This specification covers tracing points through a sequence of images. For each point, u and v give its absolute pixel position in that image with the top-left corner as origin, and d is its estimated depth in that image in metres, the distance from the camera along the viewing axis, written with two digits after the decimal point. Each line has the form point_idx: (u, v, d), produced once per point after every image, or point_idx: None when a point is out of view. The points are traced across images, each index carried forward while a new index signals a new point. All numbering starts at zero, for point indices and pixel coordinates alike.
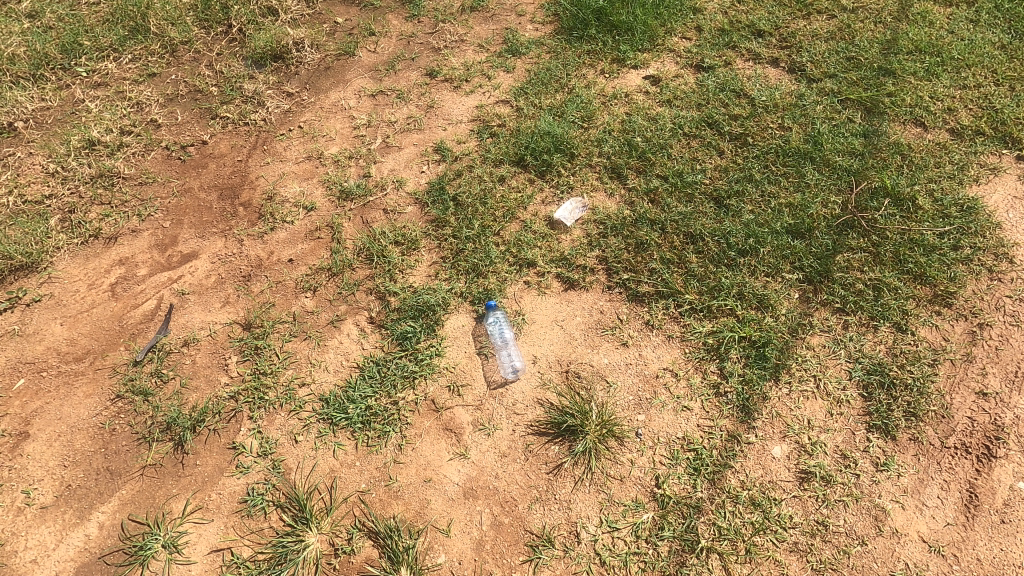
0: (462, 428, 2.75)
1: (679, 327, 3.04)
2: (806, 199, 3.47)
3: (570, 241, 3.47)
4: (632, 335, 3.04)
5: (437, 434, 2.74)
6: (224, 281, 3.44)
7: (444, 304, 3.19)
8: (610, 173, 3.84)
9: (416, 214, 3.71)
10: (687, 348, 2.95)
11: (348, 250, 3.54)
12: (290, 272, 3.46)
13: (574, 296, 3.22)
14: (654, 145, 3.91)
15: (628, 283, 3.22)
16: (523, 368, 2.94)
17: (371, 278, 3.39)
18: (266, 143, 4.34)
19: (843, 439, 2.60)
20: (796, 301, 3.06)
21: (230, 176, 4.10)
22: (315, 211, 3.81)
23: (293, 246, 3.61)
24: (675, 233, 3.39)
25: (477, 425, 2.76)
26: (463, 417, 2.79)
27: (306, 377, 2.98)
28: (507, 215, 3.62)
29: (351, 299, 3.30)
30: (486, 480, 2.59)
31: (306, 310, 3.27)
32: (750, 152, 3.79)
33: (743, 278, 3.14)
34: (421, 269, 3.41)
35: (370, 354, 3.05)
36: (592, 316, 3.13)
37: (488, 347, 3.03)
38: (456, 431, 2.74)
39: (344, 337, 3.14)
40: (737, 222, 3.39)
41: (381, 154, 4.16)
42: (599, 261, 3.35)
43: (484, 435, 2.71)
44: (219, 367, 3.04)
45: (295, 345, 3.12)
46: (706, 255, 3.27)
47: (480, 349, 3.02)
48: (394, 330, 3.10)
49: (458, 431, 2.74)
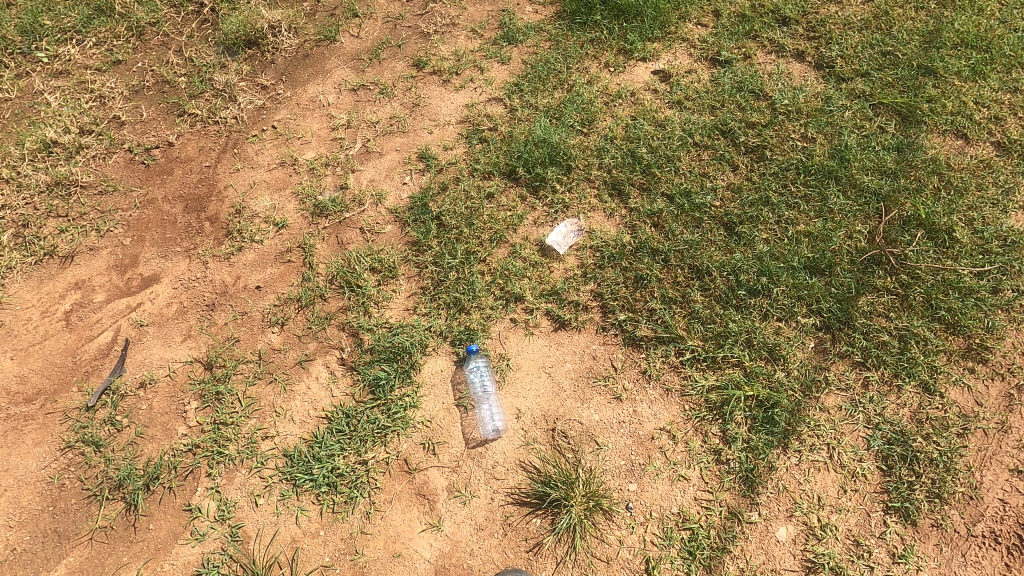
0: (435, 493, 2.52)
1: (679, 379, 2.75)
2: (828, 228, 3.10)
3: (562, 271, 3.14)
4: (627, 387, 2.75)
5: (409, 501, 2.51)
6: (186, 311, 3.17)
7: (421, 346, 2.91)
8: (610, 189, 3.46)
9: (395, 235, 3.39)
10: (687, 405, 2.68)
11: (320, 277, 3.24)
12: (256, 302, 3.17)
13: (564, 338, 2.93)
14: (661, 157, 3.52)
15: (625, 325, 2.91)
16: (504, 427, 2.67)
17: (343, 311, 3.10)
18: (237, 145, 3.98)
19: (856, 523, 2.34)
20: (811, 352, 2.75)
21: (197, 185, 3.76)
22: (286, 228, 3.49)
23: (260, 270, 3.31)
24: (679, 265, 3.05)
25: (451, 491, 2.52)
26: (436, 480, 2.56)
27: (269, 428, 2.75)
28: (494, 239, 3.28)
29: (321, 336, 3.02)
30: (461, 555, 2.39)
31: (273, 348, 3.00)
32: (768, 168, 3.39)
33: (753, 324, 2.82)
34: (398, 301, 3.11)
35: (340, 402, 2.80)
36: (583, 363, 2.84)
37: (466, 399, 2.75)
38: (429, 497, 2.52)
39: (312, 381, 2.88)
40: (749, 255, 3.04)
41: (360, 161, 3.80)
42: (593, 297, 3.03)
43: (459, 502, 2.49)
44: (177, 414, 2.81)
45: (259, 390, 2.87)
46: (712, 294, 2.95)
47: (459, 401, 2.75)
48: (366, 375, 2.84)
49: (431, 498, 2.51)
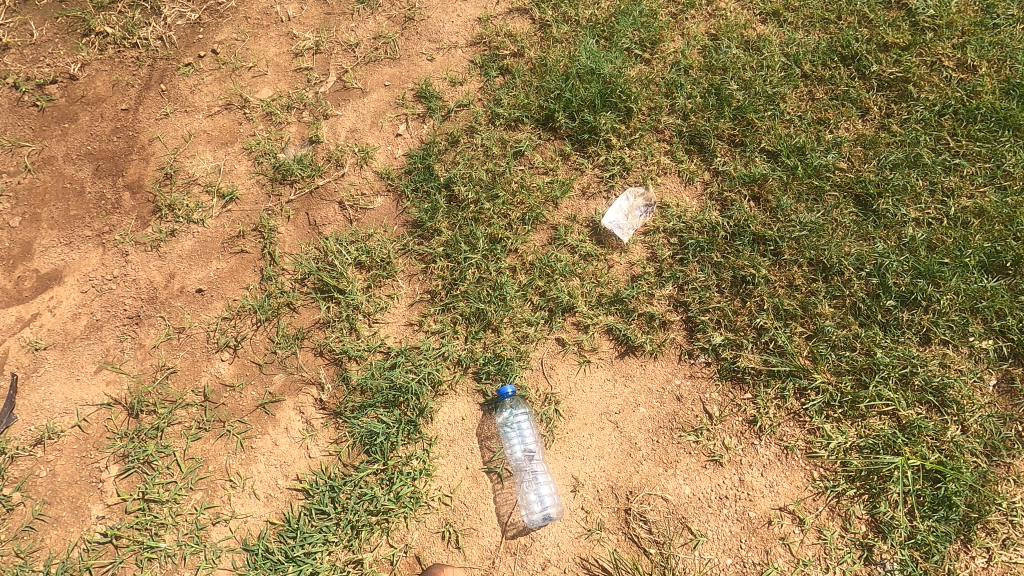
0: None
1: (803, 433, 1.94)
2: (1010, 203, 2.15)
3: (626, 268, 2.24)
4: (729, 445, 1.94)
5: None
6: (99, 327, 2.26)
7: (433, 382, 2.09)
8: (688, 144, 2.47)
9: (388, 212, 2.43)
10: (816, 474, 1.88)
11: (286, 276, 2.32)
12: (198, 315, 2.27)
13: (634, 369, 2.07)
14: (758, 96, 2.49)
15: (721, 351, 2.05)
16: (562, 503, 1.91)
17: (321, 328, 2.22)
18: (165, 79, 2.85)
19: None
20: (993, 395, 1.93)
21: (111, 137, 2.71)
22: (235, 202, 2.51)
23: (203, 265, 2.37)
24: (796, 261, 2.14)
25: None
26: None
27: (222, 507, 1.95)
28: (528, 220, 2.35)
29: (291, 365, 2.16)
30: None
31: (223, 384, 2.14)
32: (912, 113, 2.39)
33: (910, 352, 1.96)
34: (397, 312, 2.23)
35: (321, 468, 1.99)
36: (663, 408, 2.01)
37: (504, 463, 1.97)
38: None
39: (280, 434, 2.04)
40: (896, 245, 2.14)
41: (333, 103, 2.73)
42: (674, 307, 2.14)
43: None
44: (89, 485, 1.98)
45: (206, 447, 2.04)
46: (846, 304, 2.06)
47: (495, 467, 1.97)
48: (356, 428, 2.02)
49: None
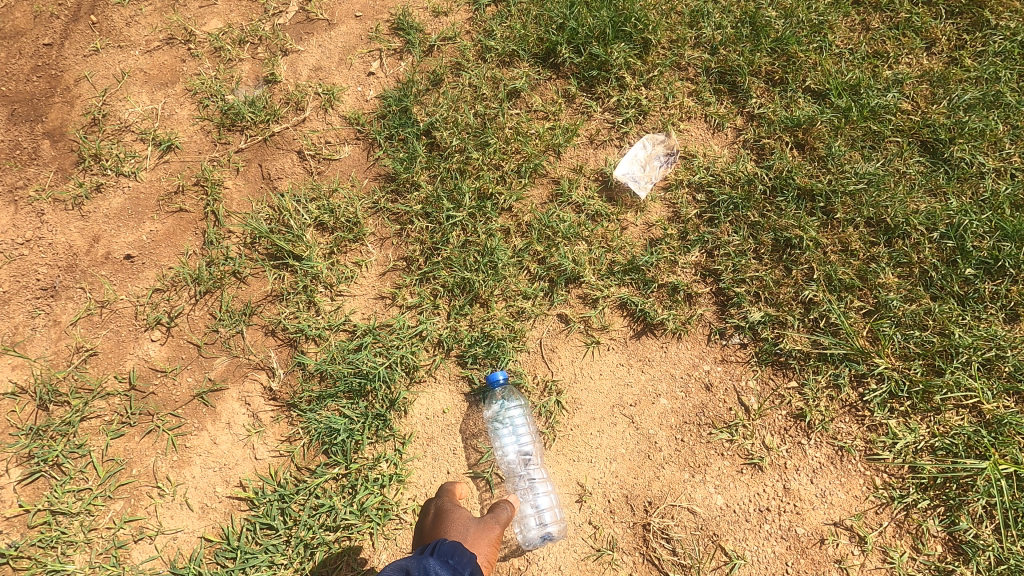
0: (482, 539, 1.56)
1: (862, 432, 1.57)
2: None
3: (643, 230, 1.85)
4: (771, 445, 1.58)
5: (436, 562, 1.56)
6: (4, 301, 1.86)
7: (408, 367, 1.71)
8: (717, 83, 2.05)
9: (356, 163, 2.02)
10: (879, 481, 1.52)
11: (233, 239, 1.92)
12: (124, 287, 1.87)
13: (653, 352, 1.70)
14: (802, 24, 2.06)
15: (760, 330, 1.67)
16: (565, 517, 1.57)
17: (273, 302, 1.82)
18: (96, 8, 2.33)
19: None
20: None
21: (30, 77, 2.23)
22: (174, 152, 2.09)
23: (133, 227, 1.97)
24: (852, 220, 1.75)
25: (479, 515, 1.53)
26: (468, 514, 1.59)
27: (146, 521, 1.59)
28: (524, 172, 1.94)
29: (235, 346, 1.77)
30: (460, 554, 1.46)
31: (152, 369, 1.76)
32: (989, 44, 1.98)
33: (996, 332, 1.59)
34: (366, 282, 1.84)
35: (270, 473, 1.62)
36: (690, 399, 1.64)
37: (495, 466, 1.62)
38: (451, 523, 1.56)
39: (220, 431, 1.67)
40: (972, 202, 1.75)
41: (294, 37, 2.28)
42: (701, 277, 1.76)
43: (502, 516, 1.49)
44: None
45: (130, 447, 1.67)
46: (914, 272, 1.68)
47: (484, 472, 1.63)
48: (313, 423, 1.65)
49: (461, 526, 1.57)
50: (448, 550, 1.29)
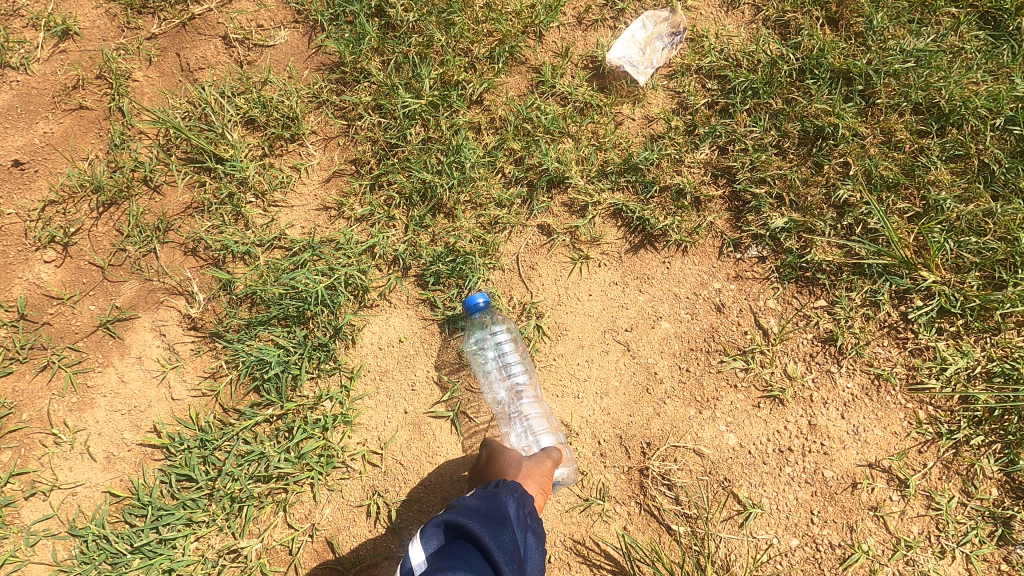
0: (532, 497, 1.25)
1: (903, 357, 1.30)
2: None
3: (641, 125, 1.53)
4: (793, 375, 1.31)
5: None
6: None
7: (357, 289, 1.42)
8: None
9: (295, 50, 1.66)
10: (921, 414, 1.27)
11: (144, 142, 1.58)
12: (10, 199, 1.54)
13: (653, 267, 1.41)
14: None
15: (782, 240, 1.38)
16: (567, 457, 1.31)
17: (193, 215, 1.50)
18: None
19: None
20: None
21: None
22: (70, 39, 1.71)
23: (22, 130, 1.61)
24: (895, 107, 1.44)
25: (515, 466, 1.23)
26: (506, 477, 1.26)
27: (39, 475, 1.31)
28: (498, 56, 1.59)
29: (147, 268, 1.46)
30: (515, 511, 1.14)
31: (46, 297, 1.45)
32: None
33: None
34: (307, 191, 1.52)
35: (190, 416, 1.34)
36: (696, 322, 1.36)
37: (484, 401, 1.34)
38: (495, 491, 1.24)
39: (129, 368, 1.38)
40: None
41: None
42: (712, 178, 1.45)
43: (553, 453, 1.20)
44: None
45: (20, 388, 1.38)
46: (972, 168, 1.38)
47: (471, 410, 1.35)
48: (242, 356, 1.37)
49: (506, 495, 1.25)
50: (514, 489, 1.00)
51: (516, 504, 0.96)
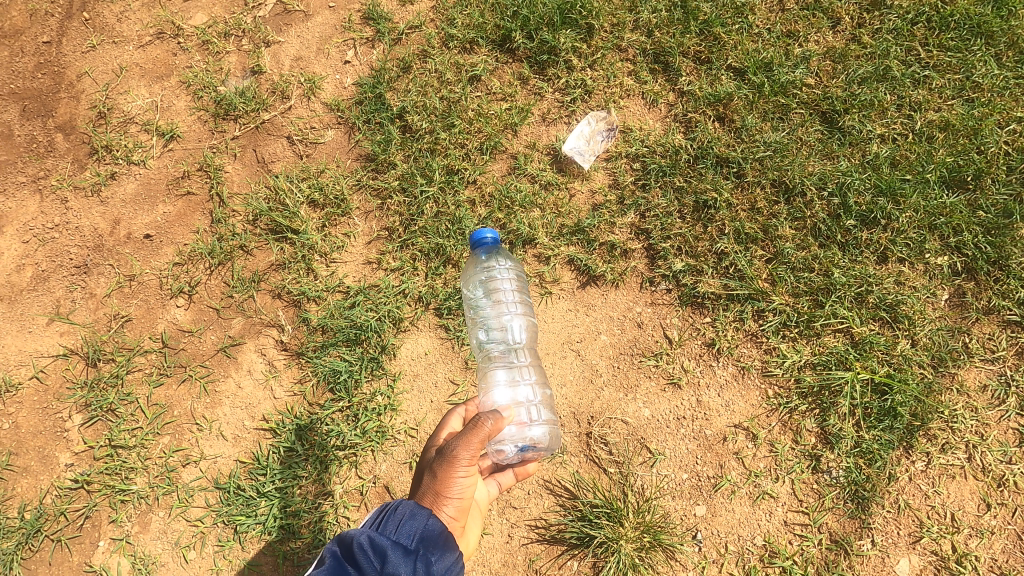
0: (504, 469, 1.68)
1: (760, 353, 1.97)
2: (975, 115, 2.10)
3: (588, 197, 2.18)
4: (687, 367, 1.98)
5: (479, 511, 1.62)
6: (48, 276, 2.19)
7: (395, 319, 2.08)
8: (652, 63, 2.33)
9: (340, 145, 2.31)
10: (771, 392, 1.93)
11: (238, 218, 2.23)
12: (148, 261, 2.19)
13: (596, 298, 2.07)
14: (726, 7, 2.33)
15: (682, 277, 2.04)
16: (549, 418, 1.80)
17: (278, 270, 2.16)
18: (88, 6, 2.60)
19: (1002, 550, 1.74)
20: (946, 308, 1.95)
21: (35, 74, 2.49)
22: (177, 141, 2.36)
23: (149, 210, 2.27)
24: (759, 183, 2.10)
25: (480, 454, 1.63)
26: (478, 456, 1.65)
27: (190, 450, 1.97)
28: (486, 149, 2.25)
29: (249, 309, 2.12)
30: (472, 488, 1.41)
31: (180, 330, 2.10)
32: (883, 24, 2.27)
33: (866, 272, 1.97)
34: (355, 250, 2.18)
35: (287, 408, 2.00)
36: (624, 334, 2.02)
37: (482, 334, 1.89)
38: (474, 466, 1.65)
39: (244, 376, 2.04)
40: (859, 161, 2.10)
41: (275, 29, 2.52)
42: (635, 235, 2.11)
43: (477, 437, 1.33)
44: (55, 435, 1.99)
45: (170, 393, 2.04)
46: (807, 224, 2.05)
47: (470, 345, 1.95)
48: (319, 367, 2.03)
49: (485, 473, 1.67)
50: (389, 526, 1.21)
51: (387, 542, 1.17)
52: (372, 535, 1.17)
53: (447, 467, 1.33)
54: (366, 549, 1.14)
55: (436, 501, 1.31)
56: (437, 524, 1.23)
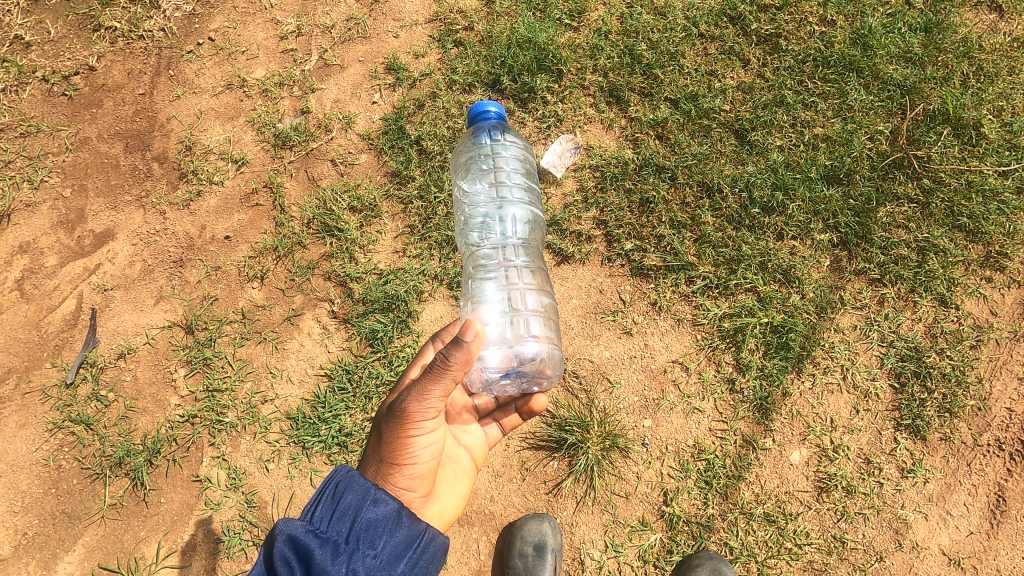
0: (507, 410, 2.19)
1: (690, 308, 2.63)
2: (847, 129, 2.80)
3: (560, 199, 2.84)
4: (637, 320, 2.64)
5: (451, 465, 2.03)
6: (152, 269, 2.87)
7: (416, 292, 2.78)
8: (608, 96, 3.02)
9: (371, 166, 3.02)
10: (699, 335, 2.59)
11: (295, 222, 2.93)
12: (229, 255, 2.88)
13: (568, 271, 2.73)
14: (663, 53, 3.02)
15: (632, 255, 2.73)
16: (540, 324, 2.21)
17: (327, 259, 2.85)
18: (172, 65, 3.28)
19: (867, 441, 2.42)
20: (826, 271, 2.63)
21: (134, 118, 3.17)
22: (246, 166, 3.06)
23: (227, 218, 2.96)
24: (688, 183, 2.78)
25: (474, 392, 2.12)
26: (477, 401, 2.12)
27: (268, 391, 2.66)
28: None
29: (307, 288, 2.80)
30: (429, 437, 1.81)
31: (256, 305, 2.79)
32: (781, 62, 2.97)
33: (767, 246, 2.66)
34: (385, 243, 2.88)
35: (339, 359, 2.69)
36: (589, 298, 2.69)
37: (479, 227, 2.48)
38: (472, 411, 2.15)
39: (305, 338, 2.72)
40: (763, 165, 2.78)
41: (318, 78, 3.23)
42: (597, 225, 2.79)
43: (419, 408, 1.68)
44: (165, 383, 2.68)
45: (250, 351, 2.72)
46: (724, 213, 2.73)
47: (465, 238, 2.54)
48: (361, 328, 2.72)
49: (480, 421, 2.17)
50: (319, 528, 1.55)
51: (313, 544, 1.50)
52: (301, 539, 1.49)
53: (399, 421, 1.70)
54: (296, 552, 1.47)
55: (394, 455, 1.73)
56: (368, 516, 1.61)
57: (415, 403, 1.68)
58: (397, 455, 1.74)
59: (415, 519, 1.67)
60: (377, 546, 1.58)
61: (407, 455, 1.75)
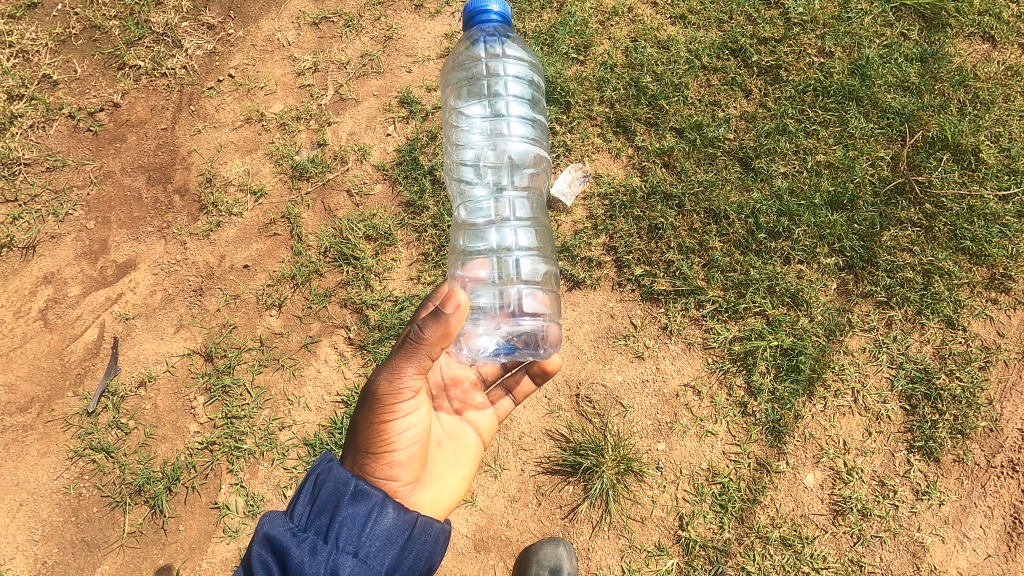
0: (516, 375, 2.23)
1: (700, 332, 2.68)
2: (849, 156, 2.88)
3: (571, 226, 2.91)
4: (649, 344, 2.68)
5: (456, 442, 2.05)
6: (173, 298, 2.94)
7: None
8: (615, 126, 3.11)
9: (386, 196, 3.11)
10: (710, 359, 2.63)
11: (312, 251, 3.01)
12: (247, 283, 2.95)
13: (579, 297, 2.79)
14: (668, 85, 3.13)
15: (642, 280, 2.78)
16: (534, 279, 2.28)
17: (344, 287, 2.92)
18: (193, 101, 3.40)
19: (880, 463, 2.44)
20: (834, 294, 2.68)
21: (157, 152, 3.27)
22: (264, 197, 3.15)
23: (246, 247, 3.04)
24: (695, 210, 2.86)
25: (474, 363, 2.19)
26: (481, 372, 2.21)
27: (285, 418, 2.70)
28: None
29: (323, 316, 2.87)
30: (409, 419, 1.82)
31: (274, 333, 2.85)
32: (783, 92, 3.07)
33: (774, 271, 2.71)
34: (400, 270, 2.95)
35: (355, 385, 2.74)
36: (601, 323, 2.73)
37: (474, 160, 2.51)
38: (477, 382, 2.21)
39: (322, 364, 2.78)
40: (768, 191, 2.85)
41: (334, 112, 3.34)
42: (607, 251, 2.86)
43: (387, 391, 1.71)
44: (184, 411, 2.73)
45: (268, 378, 2.77)
46: (731, 239, 2.80)
47: (461, 175, 2.59)
48: (377, 354, 2.78)
49: (489, 395, 2.22)
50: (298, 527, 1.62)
51: (289, 542, 1.57)
52: (277, 538, 1.57)
53: (373, 403, 1.72)
54: (274, 550, 1.56)
55: (368, 442, 1.74)
56: (346, 511, 1.64)
57: (388, 381, 1.71)
58: (374, 442, 1.74)
59: (403, 509, 1.67)
60: (358, 541, 1.60)
61: (386, 441, 1.76)
